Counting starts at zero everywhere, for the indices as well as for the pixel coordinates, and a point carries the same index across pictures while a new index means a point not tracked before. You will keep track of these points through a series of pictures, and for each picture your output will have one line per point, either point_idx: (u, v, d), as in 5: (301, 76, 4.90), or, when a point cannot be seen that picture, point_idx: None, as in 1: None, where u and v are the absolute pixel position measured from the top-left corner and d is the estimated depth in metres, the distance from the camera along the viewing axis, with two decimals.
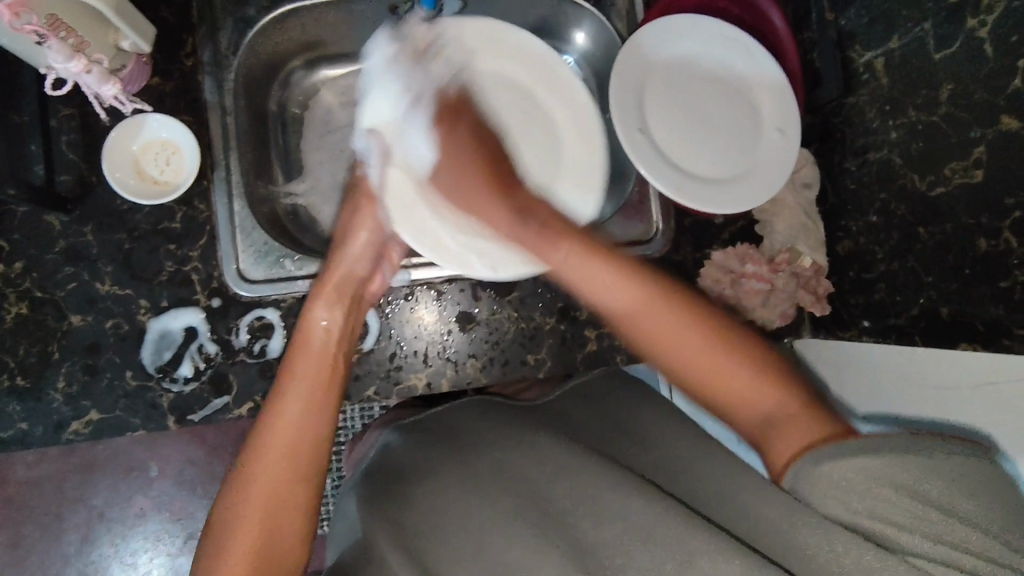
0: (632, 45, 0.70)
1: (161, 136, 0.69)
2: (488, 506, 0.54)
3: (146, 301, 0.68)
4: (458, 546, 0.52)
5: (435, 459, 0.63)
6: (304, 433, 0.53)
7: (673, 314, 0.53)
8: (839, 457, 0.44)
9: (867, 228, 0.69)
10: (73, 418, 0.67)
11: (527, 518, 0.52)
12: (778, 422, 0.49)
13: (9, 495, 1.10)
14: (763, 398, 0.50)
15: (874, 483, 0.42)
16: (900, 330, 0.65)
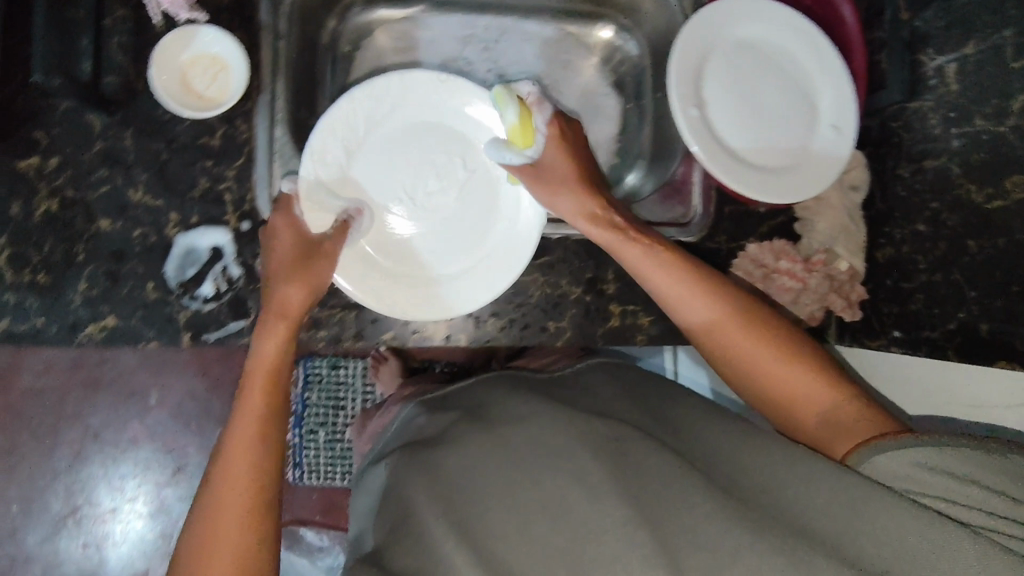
0: (700, 22, 0.68)
1: (211, 51, 0.68)
2: (522, 479, 0.55)
3: (176, 214, 0.68)
4: (506, 520, 0.53)
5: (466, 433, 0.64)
6: (256, 465, 0.56)
7: (749, 326, 0.60)
8: (895, 449, 0.48)
9: (912, 236, 0.68)
10: (89, 321, 0.66)
11: (564, 486, 0.53)
12: (843, 426, 0.54)
13: (11, 402, 1.11)
14: (817, 399, 0.56)
15: (921, 469, 0.47)
16: (933, 343, 0.64)
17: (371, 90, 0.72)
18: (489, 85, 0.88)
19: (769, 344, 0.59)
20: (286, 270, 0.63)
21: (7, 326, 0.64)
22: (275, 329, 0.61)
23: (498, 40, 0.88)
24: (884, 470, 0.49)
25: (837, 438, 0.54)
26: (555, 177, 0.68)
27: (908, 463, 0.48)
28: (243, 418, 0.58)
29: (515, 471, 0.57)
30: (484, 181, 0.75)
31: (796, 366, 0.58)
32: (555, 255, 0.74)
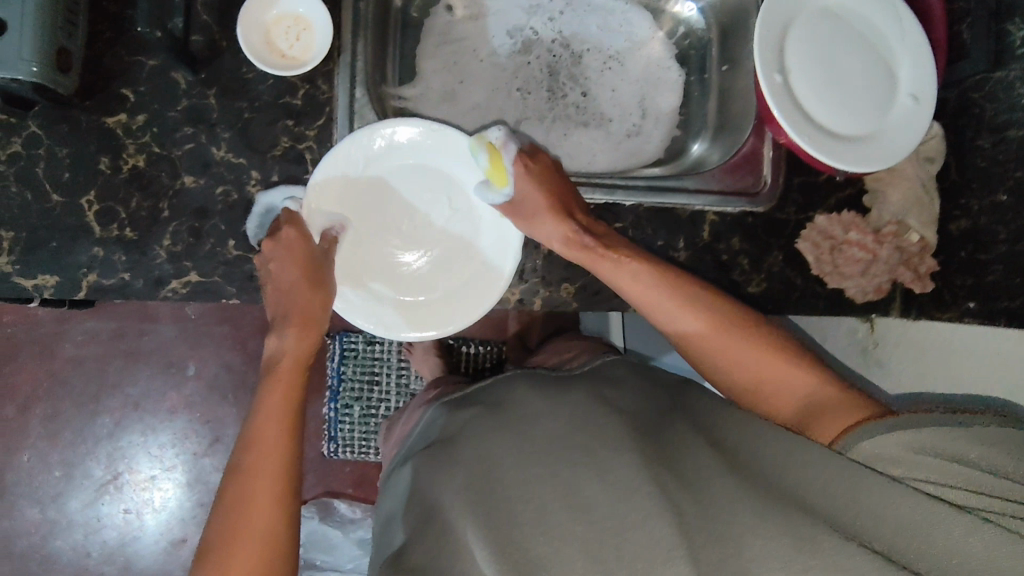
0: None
1: (297, 11, 0.69)
2: (533, 469, 0.51)
3: (257, 173, 0.69)
4: (527, 513, 0.48)
5: (473, 420, 0.61)
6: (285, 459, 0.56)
7: (730, 335, 0.62)
8: (890, 431, 0.49)
9: (992, 207, 0.69)
10: (173, 277, 0.67)
11: (588, 481, 0.49)
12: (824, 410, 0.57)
13: (54, 370, 1.12)
14: (801, 387, 0.59)
15: (917, 453, 0.47)
16: (1012, 313, 0.65)
17: (374, 133, 0.69)
18: (553, 55, 0.88)
19: (753, 344, 0.61)
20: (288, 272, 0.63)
21: (94, 279, 0.66)
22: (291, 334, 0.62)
23: (563, 11, 0.88)
24: (875, 457, 0.49)
25: (816, 424, 0.56)
26: (536, 205, 0.69)
27: (899, 447, 0.48)
28: (264, 418, 0.57)
29: (534, 457, 0.52)
30: (466, 206, 0.74)
31: (774, 359, 0.61)
32: (627, 221, 0.75)
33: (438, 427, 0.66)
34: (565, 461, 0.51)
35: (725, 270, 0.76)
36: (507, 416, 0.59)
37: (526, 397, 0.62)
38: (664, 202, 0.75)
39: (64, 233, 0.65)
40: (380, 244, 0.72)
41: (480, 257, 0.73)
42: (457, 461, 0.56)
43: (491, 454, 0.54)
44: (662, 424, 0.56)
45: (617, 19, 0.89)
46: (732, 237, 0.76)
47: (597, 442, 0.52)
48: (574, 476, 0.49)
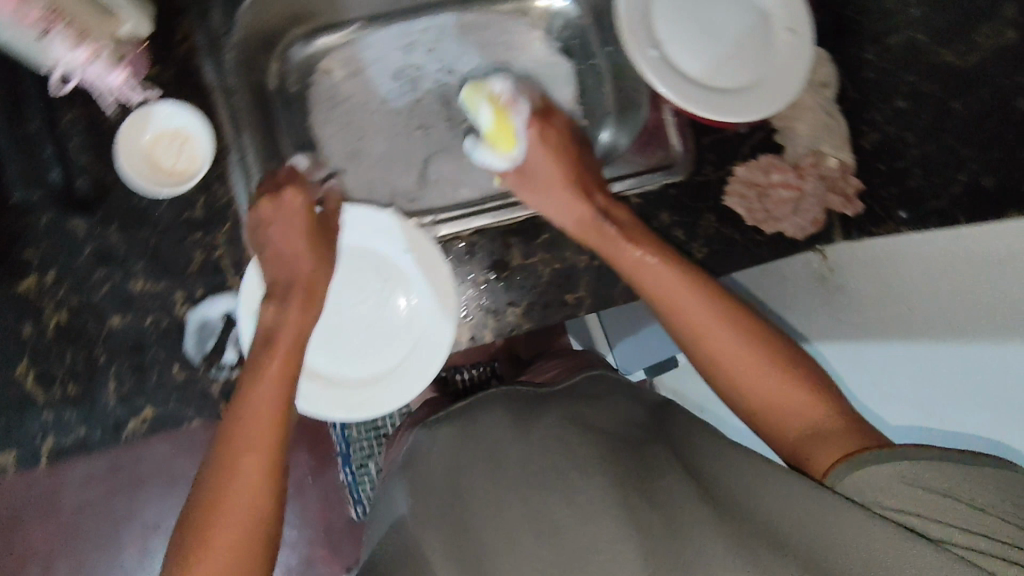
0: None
1: (171, 126, 0.68)
2: (519, 500, 0.58)
3: (182, 292, 0.69)
4: (507, 548, 0.56)
5: (457, 452, 0.66)
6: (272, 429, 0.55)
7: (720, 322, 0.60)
8: (880, 461, 0.51)
9: (895, 115, 0.70)
10: (129, 418, 0.66)
11: (567, 515, 0.56)
12: (820, 436, 0.55)
13: (63, 523, 1.11)
14: (799, 412, 0.57)
15: (902, 484, 0.49)
16: (942, 212, 0.64)
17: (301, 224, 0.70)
18: (442, 85, 0.88)
19: (746, 342, 0.59)
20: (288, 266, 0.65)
21: (51, 444, 0.64)
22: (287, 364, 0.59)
23: (438, 39, 0.88)
24: (859, 490, 0.51)
25: (808, 457, 0.56)
26: (548, 184, 0.72)
27: (892, 480, 0.50)
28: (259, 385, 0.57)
29: (523, 492, 0.59)
30: (396, 272, 0.72)
31: (783, 388, 0.58)
32: (554, 229, 0.75)
33: (421, 448, 0.70)
34: (538, 489, 0.59)
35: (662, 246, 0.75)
36: (493, 448, 0.64)
37: (493, 417, 0.68)
38: None
39: (8, 409, 0.64)
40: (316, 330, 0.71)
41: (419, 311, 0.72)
42: (449, 500, 0.62)
43: (469, 485, 0.62)
44: (616, 437, 0.63)
45: (493, 33, 0.89)
46: (660, 213, 0.76)
47: (569, 462, 0.60)
48: (546, 500, 0.58)
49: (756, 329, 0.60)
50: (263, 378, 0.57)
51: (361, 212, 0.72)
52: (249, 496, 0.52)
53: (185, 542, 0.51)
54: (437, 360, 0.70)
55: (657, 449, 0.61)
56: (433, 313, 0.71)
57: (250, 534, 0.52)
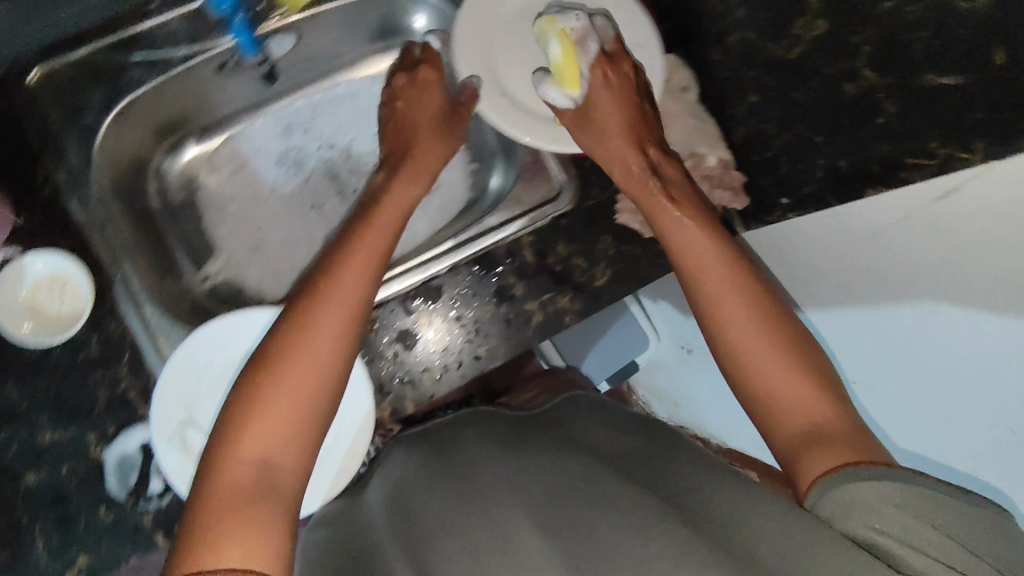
0: (478, 26, 0.74)
1: (47, 273, 0.67)
2: (485, 511, 0.59)
3: (94, 433, 0.68)
4: (455, 545, 0.56)
5: (440, 483, 0.68)
6: (311, 386, 0.57)
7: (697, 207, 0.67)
8: (869, 478, 0.49)
9: (752, 110, 0.68)
10: (63, 571, 0.65)
11: (517, 521, 0.56)
12: (830, 438, 0.54)
13: None
14: (807, 415, 0.57)
15: (893, 505, 0.47)
16: (813, 197, 0.63)
17: (198, 339, 0.69)
18: (326, 161, 0.88)
19: (739, 287, 0.62)
20: (406, 170, 0.74)
21: None
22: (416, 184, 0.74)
23: (313, 117, 0.88)
24: (835, 498, 0.50)
25: (800, 460, 0.55)
26: (623, 124, 0.70)
27: (875, 500, 0.48)
28: (312, 343, 0.58)
29: (508, 502, 0.60)
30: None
31: (792, 376, 0.58)
32: (453, 286, 0.75)
33: (404, 480, 0.71)
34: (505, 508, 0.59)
35: (565, 279, 0.76)
36: (476, 479, 0.66)
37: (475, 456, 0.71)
38: (477, 249, 0.75)
39: None
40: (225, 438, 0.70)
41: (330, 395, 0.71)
42: (417, 519, 0.63)
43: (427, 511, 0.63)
44: (595, 471, 0.63)
45: (365, 98, 0.88)
46: (556, 246, 0.76)
47: (536, 487, 0.62)
48: (507, 505, 0.59)
49: (763, 303, 0.61)
50: (353, 278, 0.63)
51: (260, 314, 0.70)
52: (312, 381, 0.57)
53: (237, 407, 0.56)
54: (361, 443, 0.70)
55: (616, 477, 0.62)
56: (350, 399, 0.70)
57: (306, 411, 0.56)
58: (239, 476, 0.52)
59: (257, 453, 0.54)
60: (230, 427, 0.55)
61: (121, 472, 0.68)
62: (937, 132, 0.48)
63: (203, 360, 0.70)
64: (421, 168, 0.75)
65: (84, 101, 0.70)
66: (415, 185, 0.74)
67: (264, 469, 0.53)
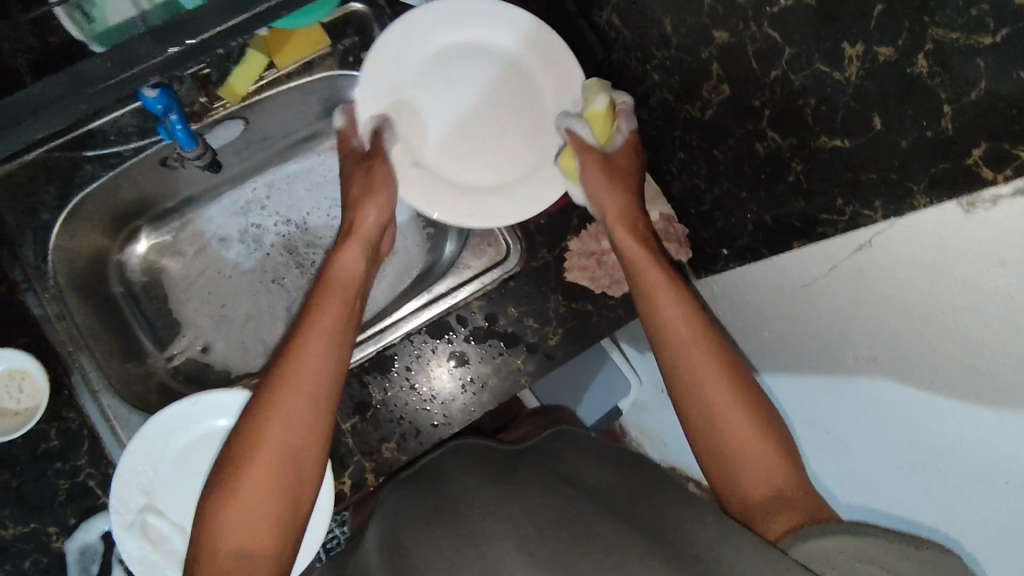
0: (381, 85, 0.70)
1: (5, 368, 0.69)
2: (474, 537, 0.56)
3: (54, 525, 0.69)
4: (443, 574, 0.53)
5: (428, 508, 0.64)
6: (281, 473, 0.56)
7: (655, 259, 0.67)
8: (825, 534, 0.48)
9: (682, 164, 0.69)
10: None
11: (506, 551, 0.53)
12: (788, 501, 0.54)
13: None
14: (762, 467, 0.57)
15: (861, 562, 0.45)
16: (749, 248, 0.64)
17: (157, 427, 0.70)
18: (284, 236, 0.90)
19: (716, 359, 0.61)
20: (343, 233, 0.72)
21: None
22: (353, 248, 0.71)
23: (270, 194, 0.91)
24: (805, 546, 0.49)
25: (765, 517, 0.54)
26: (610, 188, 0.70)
27: (837, 546, 0.47)
28: (279, 429, 0.57)
29: (508, 528, 0.56)
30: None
31: (751, 434, 0.58)
32: (406, 356, 0.76)
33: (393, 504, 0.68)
34: (484, 520, 0.58)
35: (517, 340, 0.76)
36: (461, 504, 0.63)
37: (464, 479, 0.67)
38: (432, 317, 0.76)
39: None
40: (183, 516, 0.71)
41: None
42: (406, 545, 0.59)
43: (406, 531, 0.61)
44: (564, 497, 0.62)
45: (320, 172, 0.91)
46: (507, 308, 0.77)
47: (516, 515, 0.58)
48: (486, 517, 0.58)
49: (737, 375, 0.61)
50: (322, 346, 0.62)
51: (219, 396, 0.72)
52: (296, 449, 0.57)
53: (215, 497, 0.55)
54: (320, 525, 0.69)
55: (585, 505, 0.60)
56: None
57: (288, 481, 0.56)
58: (222, 564, 0.52)
59: (236, 541, 0.53)
60: (209, 514, 0.54)
61: (84, 559, 0.69)
62: (838, 192, 0.49)
63: (165, 442, 0.71)
64: (365, 235, 0.72)
65: (39, 201, 0.73)
66: (359, 249, 0.71)
67: (244, 558, 0.53)
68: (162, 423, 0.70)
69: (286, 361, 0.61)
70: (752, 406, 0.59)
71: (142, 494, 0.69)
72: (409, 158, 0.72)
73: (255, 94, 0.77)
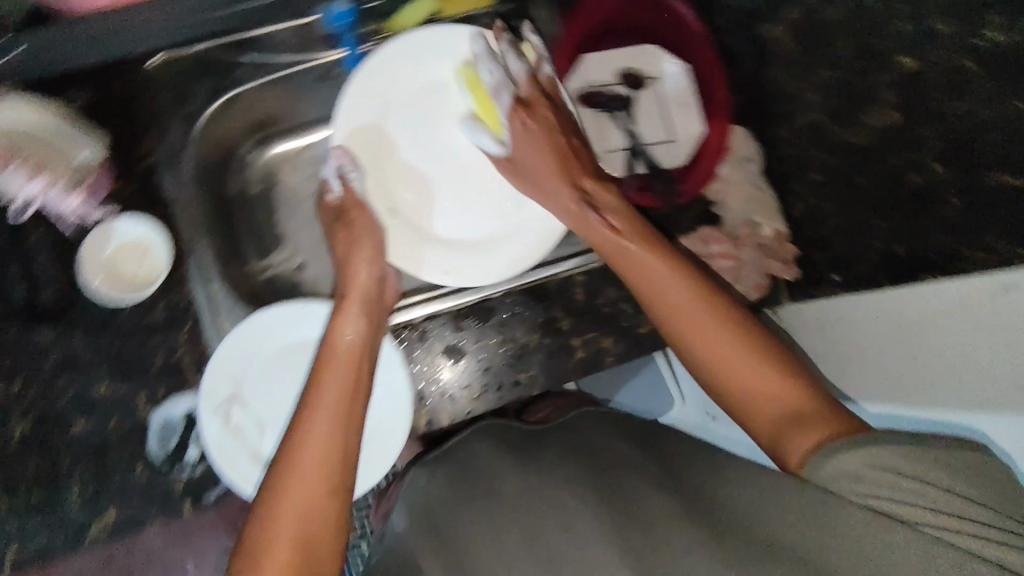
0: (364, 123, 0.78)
1: (131, 236, 0.71)
2: (528, 517, 0.59)
3: (144, 394, 0.71)
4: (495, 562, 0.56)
5: (463, 495, 0.67)
6: (302, 544, 0.53)
7: (620, 244, 0.66)
8: (847, 452, 0.49)
9: (814, 187, 0.70)
10: (93, 521, 0.68)
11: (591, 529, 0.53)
12: (805, 421, 0.53)
13: None
14: (779, 396, 0.56)
15: (877, 472, 0.48)
16: (868, 278, 0.66)
17: (254, 324, 0.73)
18: None
19: (733, 343, 0.58)
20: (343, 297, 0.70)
21: (17, 550, 0.67)
22: (358, 310, 0.68)
23: None
24: (836, 474, 0.49)
25: (784, 438, 0.54)
26: (540, 169, 0.73)
27: (876, 471, 0.48)
28: (291, 497, 0.54)
29: (548, 512, 0.58)
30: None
31: (758, 375, 0.57)
32: (503, 310, 0.77)
33: (420, 498, 0.72)
34: (537, 511, 0.59)
35: (609, 321, 0.78)
36: (492, 484, 0.66)
37: (488, 460, 0.71)
38: (533, 280, 0.78)
39: None
40: (265, 417, 0.73)
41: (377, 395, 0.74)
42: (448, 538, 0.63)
43: (457, 522, 0.64)
44: (629, 459, 0.63)
45: None
46: (607, 288, 0.79)
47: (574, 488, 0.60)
48: (543, 504, 0.59)
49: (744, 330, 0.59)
50: (328, 408, 0.59)
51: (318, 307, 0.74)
52: (313, 518, 0.54)
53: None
54: (397, 445, 0.72)
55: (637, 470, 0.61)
56: (389, 398, 0.72)
57: (314, 553, 0.53)
58: None
59: None
60: None
61: (164, 433, 0.71)
62: (994, 229, 0.51)
63: (260, 341, 0.73)
64: (354, 293, 0.70)
65: (189, 91, 0.74)
66: (356, 311, 0.68)
67: None
68: (263, 321, 0.73)
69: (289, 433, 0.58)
70: (744, 330, 0.59)
71: (232, 385, 0.72)
72: (381, 193, 0.79)
73: None
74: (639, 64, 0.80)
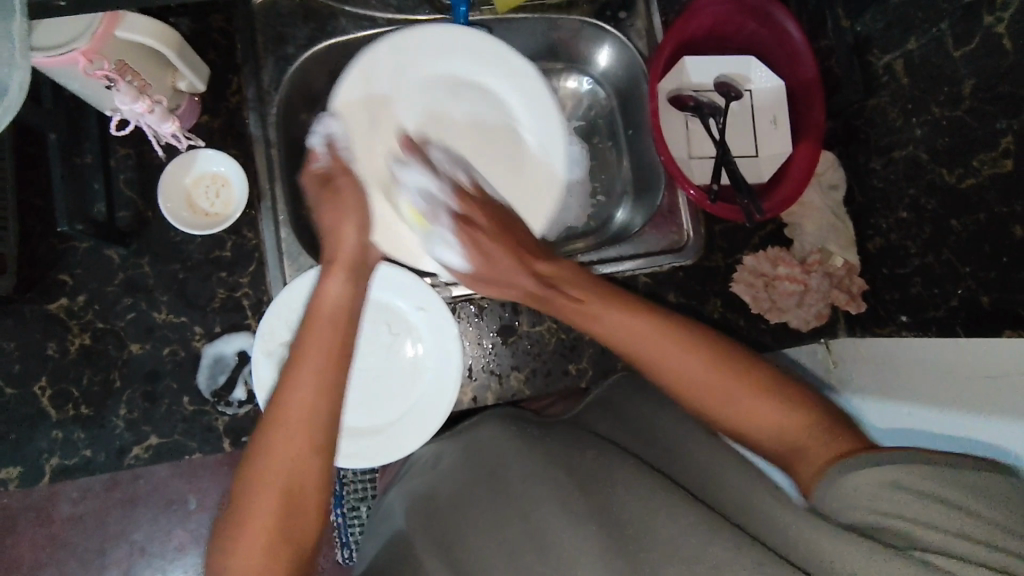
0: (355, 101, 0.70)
1: (212, 170, 0.72)
2: (534, 494, 0.54)
3: (200, 328, 0.71)
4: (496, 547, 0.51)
5: (468, 481, 0.61)
6: (281, 504, 0.50)
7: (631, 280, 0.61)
8: (864, 466, 0.45)
9: (897, 224, 0.71)
10: (134, 444, 0.69)
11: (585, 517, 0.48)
12: (800, 445, 0.52)
13: (17, 556, 0.91)
14: (774, 417, 0.53)
15: (892, 487, 0.43)
16: (939, 323, 0.65)
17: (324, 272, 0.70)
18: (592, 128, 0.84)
19: (668, 332, 0.57)
20: (327, 265, 0.62)
21: (58, 461, 0.68)
22: (343, 278, 0.61)
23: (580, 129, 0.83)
24: (840, 503, 0.46)
25: (800, 456, 0.51)
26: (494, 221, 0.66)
27: (865, 503, 0.44)
28: (268, 461, 0.50)
29: (548, 492, 0.53)
30: (405, 326, 0.74)
31: (718, 376, 0.55)
32: None
33: (422, 476, 0.67)
34: (534, 501, 0.53)
35: None
36: (501, 468, 0.60)
37: (489, 429, 0.67)
38: None
39: (22, 423, 0.68)
40: None
41: (427, 367, 0.73)
42: (454, 525, 0.57)
43: (462, 512, 0.57)
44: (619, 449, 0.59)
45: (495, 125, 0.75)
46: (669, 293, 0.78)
47: (561, 477, 0.54)
48: (534, 491, 0.54)
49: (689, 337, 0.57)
50: (314, 376, 0.53)
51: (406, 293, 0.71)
52: (299, 476, 0.51)
53: (226, 526, 0.50)
54: (438, 418, 0.71)
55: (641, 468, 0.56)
56: (439, 368, 0.73)
57: (295, 527, 0.50)
58: None
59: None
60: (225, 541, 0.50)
61: (215, 368, 0.71)
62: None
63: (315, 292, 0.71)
64: (343, 260, 0.63)
65: (289, 34, 0.74)
66: (342, 276, 0.61)
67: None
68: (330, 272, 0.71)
69: (270, 404, 0.53)
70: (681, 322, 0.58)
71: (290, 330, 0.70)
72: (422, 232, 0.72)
73: (511, 10, 0.77)
74: (736, 75, 0.78)
